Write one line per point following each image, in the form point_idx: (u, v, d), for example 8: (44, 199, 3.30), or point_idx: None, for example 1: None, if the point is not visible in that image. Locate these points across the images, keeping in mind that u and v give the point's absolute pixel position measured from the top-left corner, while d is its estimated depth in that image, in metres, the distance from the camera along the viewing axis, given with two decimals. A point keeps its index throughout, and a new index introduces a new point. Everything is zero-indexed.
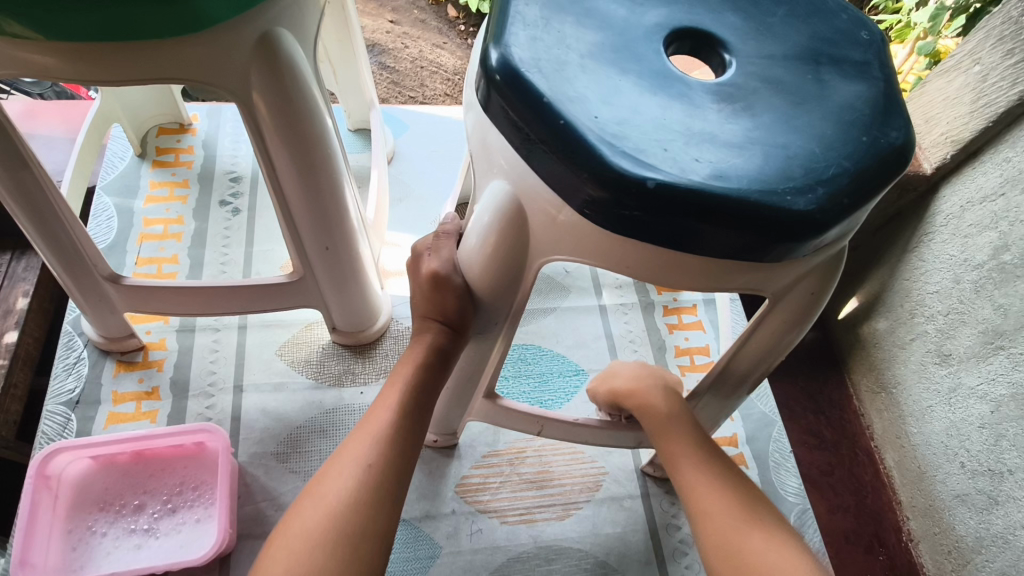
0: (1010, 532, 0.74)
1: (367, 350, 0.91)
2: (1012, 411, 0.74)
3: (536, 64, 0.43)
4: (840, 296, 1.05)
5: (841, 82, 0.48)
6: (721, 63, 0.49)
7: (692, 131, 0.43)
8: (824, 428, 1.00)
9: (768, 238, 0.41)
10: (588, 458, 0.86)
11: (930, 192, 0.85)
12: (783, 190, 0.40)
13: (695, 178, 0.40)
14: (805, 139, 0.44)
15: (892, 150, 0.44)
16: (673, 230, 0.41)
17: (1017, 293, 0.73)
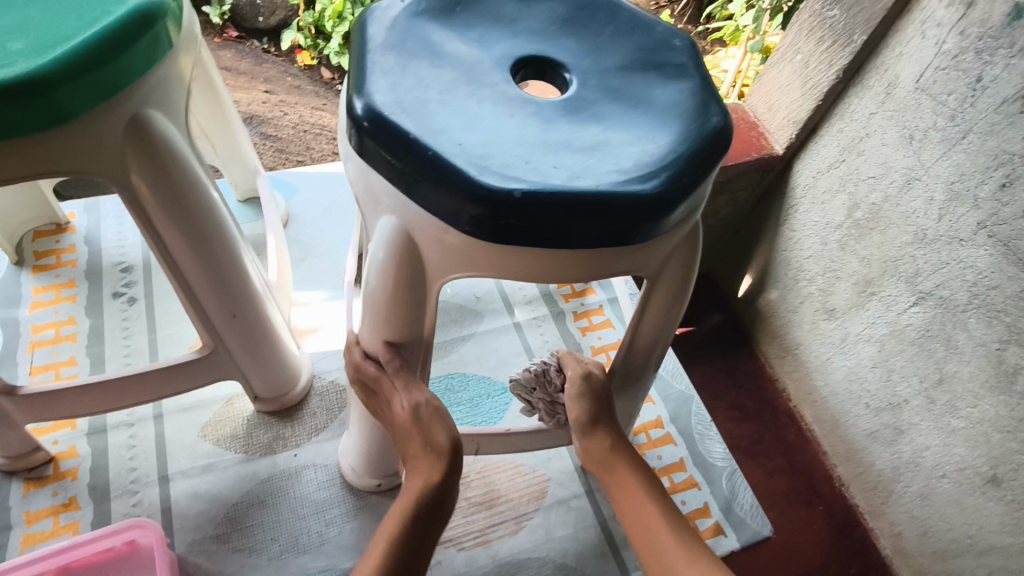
0: (918, 455, 0.83)
1: (293, 413, 0.88)
2: (894, 347, 0.83)
3: (400, 105, 0.46)
4: (735, 274, 1.13)
5: (663, 85, 0.53)
6: (564, 82, 0.53)
7: (547, 143, 0.46)
8: (746, 399, 1.07)
9: (630, 222, 0.45)
10: (530, 468, 0.87)
11: (785, 169, 0.96)
12: (634, 179, 0.45)
13: (555, 183, 0.43)
14: (646, 135, 0.48)
15: (719, 129, 0.49)
16: (547, 231, 0.44)
17: (874, 244, 0.83)
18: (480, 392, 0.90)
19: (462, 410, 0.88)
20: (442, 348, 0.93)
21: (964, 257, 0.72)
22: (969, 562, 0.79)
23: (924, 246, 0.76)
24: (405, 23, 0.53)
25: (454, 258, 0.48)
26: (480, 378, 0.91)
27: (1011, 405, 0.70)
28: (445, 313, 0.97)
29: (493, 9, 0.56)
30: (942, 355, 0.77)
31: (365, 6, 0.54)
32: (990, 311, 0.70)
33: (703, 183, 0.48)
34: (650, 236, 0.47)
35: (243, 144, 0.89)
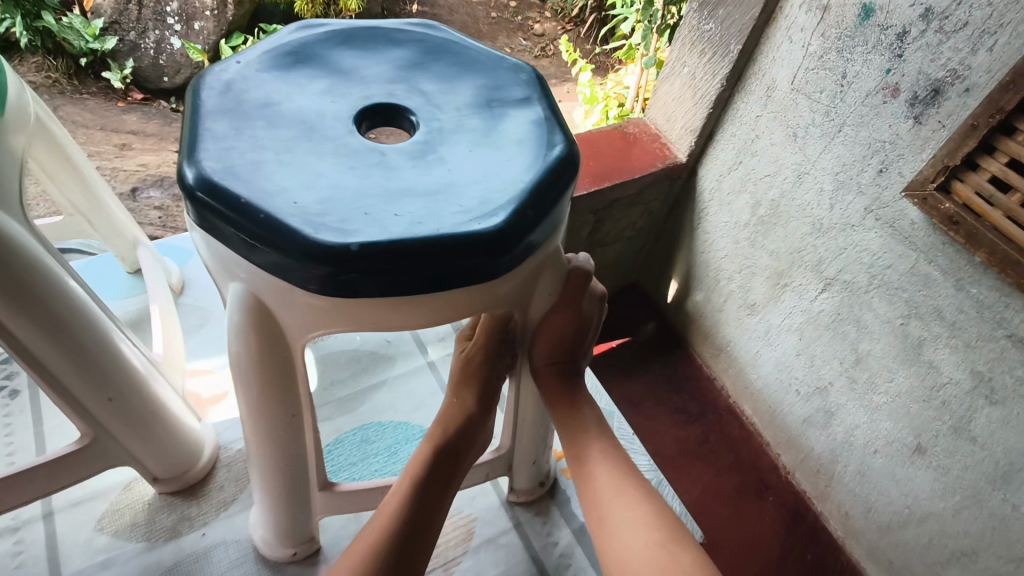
0: (850, 434, 0.86)
1: (200, 490, 0.77)
2: (813, 333, 0.87)
3: (233, 171, 0.40)
4: (662, 280, 1.16)
5: (513, 116, 0.49)
6: (411, 125, 0.49)
7: (392, 191, 0.41)
8: (688, 401, 1.09)
9: (485, 260, 0.40)
10: (452, 510, 0.78)
11: (691, 177, 1.00)
12: (481, 215, 0.40)
13: (395, 233, 0.38)
14: (497, 170, 0.44)
15: (561, 154, 0.45)
16: (397, 281, 0.39)
17: (780, 238, 0.87)
18: (396, 438, 0.85)
19: (378, 460, 0.83)
20: (356, 398, 0.89)
21: (859, 241, 0.76)
22: (911, 531, 0.82)
23: (823, 235, 0.80)
24: (241, 85, 0.48)
25: (315, 315, 0.43)
26: (397, 424, 0.86)
27: (923, 375, 0.74)
28: (356, 361, 0.93)
29: (336, 62, 0.52)
30: (854, 336, 0.81)
31: (198, 71, 0.48)
32: (890, 289, 0.75)
33: (557, 208, 0.44)
34: (511, 268, 0.43)
35: (118, 214, 0.86)
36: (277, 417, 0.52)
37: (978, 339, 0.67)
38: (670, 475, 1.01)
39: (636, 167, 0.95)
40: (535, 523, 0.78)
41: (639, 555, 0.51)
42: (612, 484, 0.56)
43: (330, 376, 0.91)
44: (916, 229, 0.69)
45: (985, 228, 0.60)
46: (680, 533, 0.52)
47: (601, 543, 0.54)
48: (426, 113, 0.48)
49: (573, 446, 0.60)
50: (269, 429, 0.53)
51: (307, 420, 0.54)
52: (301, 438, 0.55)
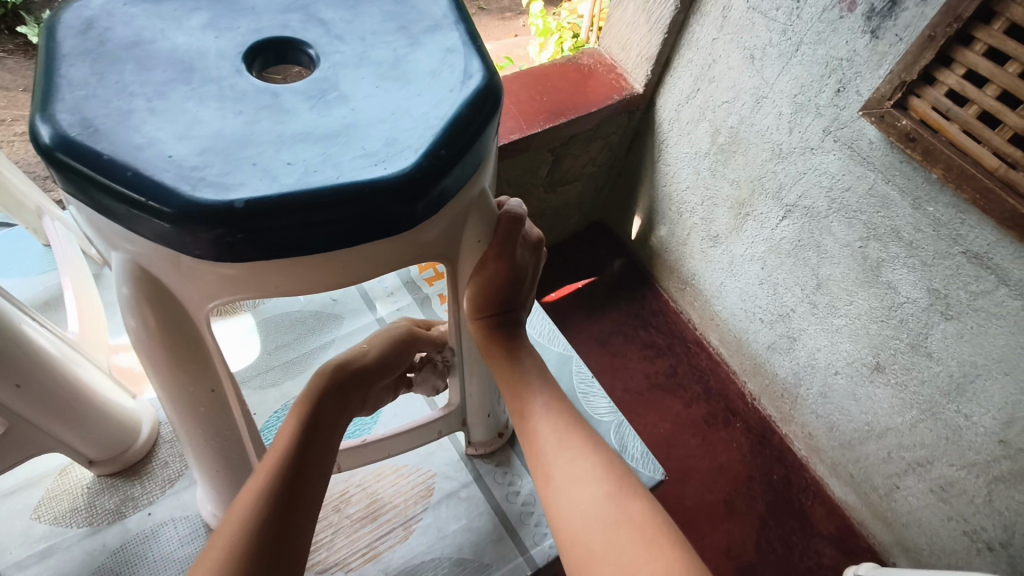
0: (812, 357, 0.87)
1: (140, 469, 0.75)
2: (775, 261, 0.87)
3: (90, 124, 0.36)
4: (625, 216, 1.15)
5: (422, 46, 0.44)
6: (309, 60, 0.44)
7: (283, 136, 0.38)
8: (656, 336, 1.10)
9: (392, 209, 0.37)
10: (411, 468, 0.79)
11: (650, 107, 0.96)
12: (386, 161, 0.37)
13: (285, 185, 0.35)
14: (405, 106, 0.40)
15: (481, 84, 0.42)
16: (294, 239, 0.36)
17: (740, 165, 0.85)
18: None
19: None
20: (304, 361, 0.86)
21: (818, 164, 0.75)
22: (871, 446, 0.85)
23: (783, 160, 0.78)
24: (104, 23, 0.43)
25: (218, 283, 0.40)
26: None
27: (881, 296, 0.75)
28: (301, 323, 0.91)
29: None
30: (815, 262, 0.81)
31: (52, 9, 0.44)
32: (848, 212, 0.74)
33: (477, 147, 0.41)
34: (426, 217, 0.40)
35: (18, 184, 0.80)
36: (194, 393, 0.49)
37: (933, 258, 0.67)
38: (640, 410, 1.02)
39: (587, 102, 0.91)
40: (495, 473, 0.79)
41: (589, 508, 0.49)
42: (557, 438, 0.54)
43: (275, 340, 0.89)
44: (874, 148, 0.68)
45: (942, 143, 0.59)
46: (629, 481, 0.51)
47: (550, 497, 0.52)
48: (324, 45, 0.44)
49: (515, 399, 0.58)
50: (187, 404, 0.50)
51: (229, 393, 0.52)
52: (225, 412, 0.53)
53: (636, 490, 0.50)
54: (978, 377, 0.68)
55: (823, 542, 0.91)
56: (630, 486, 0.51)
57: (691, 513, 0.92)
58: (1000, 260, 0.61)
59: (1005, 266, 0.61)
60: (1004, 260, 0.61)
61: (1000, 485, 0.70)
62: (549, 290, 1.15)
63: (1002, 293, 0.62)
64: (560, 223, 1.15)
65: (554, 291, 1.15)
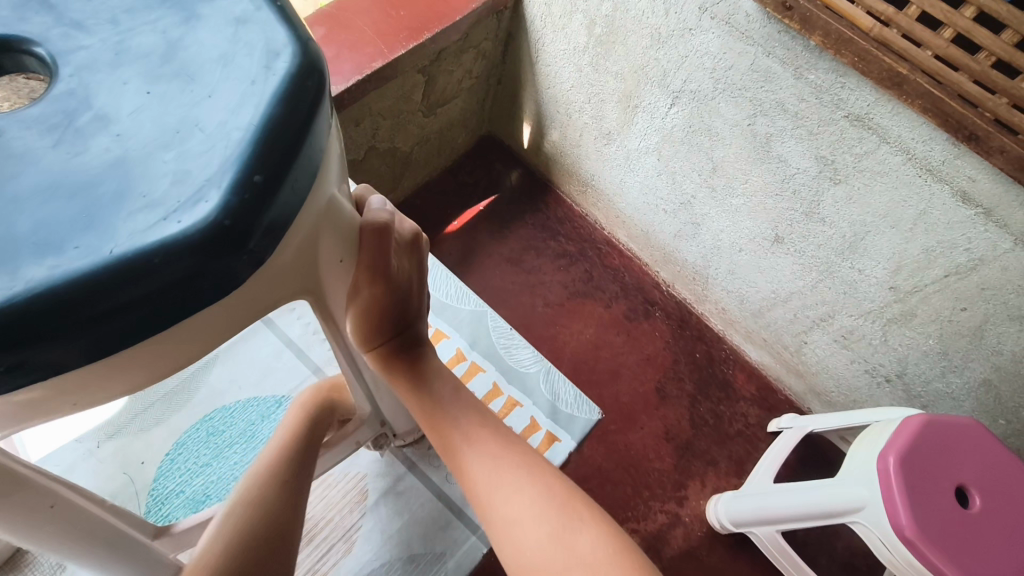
0: (717, 239, 0.89)
1: (17, 560, 0.71)
2: (669, 150, 0.85)
3: None
4: (514, 124, 1.08)
5: (202, 20, 0.32)
6: (41, 63, 0.31)
7: (12, 201, 0.27)
8: (567, 245, 1.08)
9: (209, 270, 0.28)
10: (339, 475, 0.77)
11: (517, 5, 0.89)
12: (177, 210, 0.27)
13: (33, 282, 0.25)
14: (192, 116, 0.29)
15: (291, 67, 0.31)
16: (73, 346, 0.26)
17: (620, 57, 0.80)
18: (251, 419, 0.80)
19: (238, 448, 0.78)
20: (189, 384, 0.82)
21: (697, 46, 0.71)
22: (779, 310, 0.89)
23: (663, 45, 0.75)
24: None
25: (10, 416, 0.30)
26: (243, 403, 0.81)
27: (774, 171, 0.75)
28: None
29: None
30: (708, 145, 0.80)
31: None
32: (733, 92, 0.72)
33: (302, 156, 0.31)
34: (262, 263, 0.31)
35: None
36: (30, 517, 0.38)
37: (819, 125, 0.67)
38: (564, 321, 1.02)
39: (448, 10, 0.81)
40: (430, 457, 0.79)
41: (535, 553, 0.47)
42: (492, 477, 0.51)
43: None
44: (751, 21, 0.65)
45: (818, 9, 0.58)
46: (573, 510, 0.49)
47: (497, 541, 0.50)
48: (57, 39, 0.31)
49: (437, 434, 0.54)
50: (20, 533, 0.38)
51: (69, 493, 0.41)
52: (79, 516, 0.42)
53: (581, 521, 0.48)
54: (868, 233, 0.71)
55: (747, 405, 0.98)
56: (574, 518, 0.48)
57: (628, 409, 0.95)
58: (880, 118, 0.62)
59: (885, 124, 0.62)
60: (883, 119, 0.62)
61: (893, 325, 0.76)
62: (450, 220, 1.08)
63: (884, 151, 0.64)
64: (447, 145, 1.07)
65: (456, 219, 1.08)
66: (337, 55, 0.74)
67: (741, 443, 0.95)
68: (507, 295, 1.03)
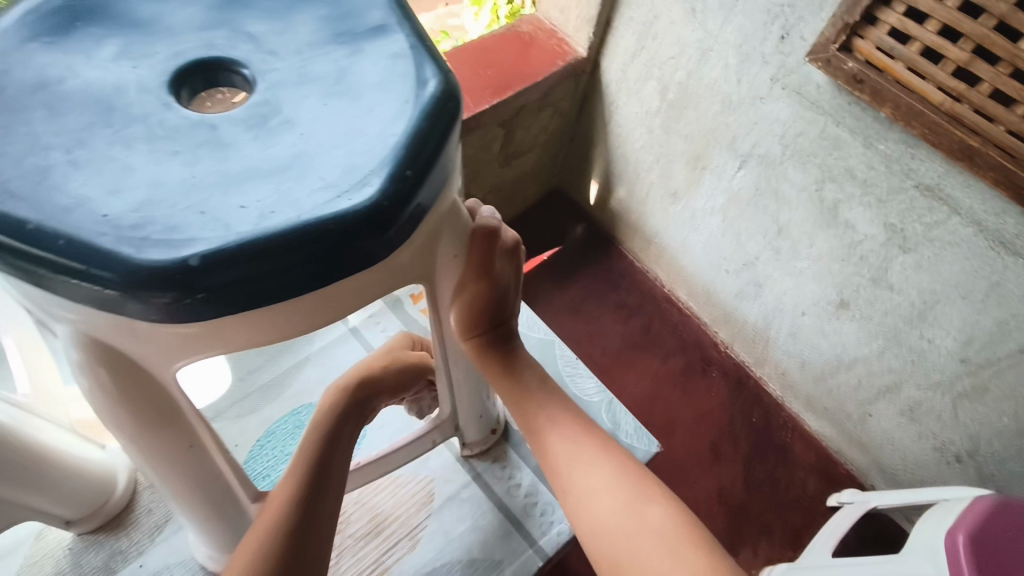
0: (780, 301, 0.89)
1: (123, 517, 0.72)
2: (735, 212, 0.87)
3: (9, 189, 0.33)
4: (582, 179, 1.13)
5: (367, 54, 0.41)
6: (243, 80, 0.41)
7: (229, 175, 0.35)
8: (627, 297, 1.10)
9: (364, 240, 0.35)
10: (407, 477, 0.79)
11: (595, 70, 0.95)
12: (343, 192, 0.35)
13: (244, 232, 0.33)
14: (359, 123, 0.38)
15: (437, 90, 0.39)
16: (258, 287, 0.34)
17: (692, 121, 0.84)
18: None
19: None
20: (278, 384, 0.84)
21: (768, 113, 0.75)
22: (843, 378, 0.88)
23: (733, 111, 0.78)
24: (6, 68, 0.39)
25: (181, 343, 0.38)
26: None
27: (840, 236, 0.76)
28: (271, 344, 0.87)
29: (132, 13, 0.43)
30: (775, 208, 0.82)
31: None
32: (802, 157, 0.75)
33: (440, 160, 0.39)
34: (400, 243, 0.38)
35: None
36: (171, 450, 0.47)
37: (888, 193, 0.68)
38: (619, 371, 1.03)
39: (532, 72, 0.88)
40: (493, 469, 0.80)
41: (610, 520, 0.50)
42: (570, 453, 0.54)
43: (246, 365, 0.85)
44: (822, 92, 0.68)
45: (888, 83, 0.59)
46: (647, 484, 0.52)
47: (572, 509, 0.53)
48: (258, 63, 0.41)
49: (523, 417, 0.57)
50: (166, 462, 0.48)
51: (210, 444, 0.50)
52: (207, 461, 0.51)
53: (653, 493, 0.52)
54: (938, 304, 0.70)
55: (806, 474, 0.95)
56: (647, 490, 0.52)
57: (680, 465, 0.94)
58: (951, 190, 0.63)
59: (957, 195, 0.63)
60: (955, 190, 0.63)
61: (965, 401, 0.74)
62: None
63: (955, 222, 0.64)
64: (517, 196, 1.13)
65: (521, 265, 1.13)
66: None
67: (798, 513, 0.92)
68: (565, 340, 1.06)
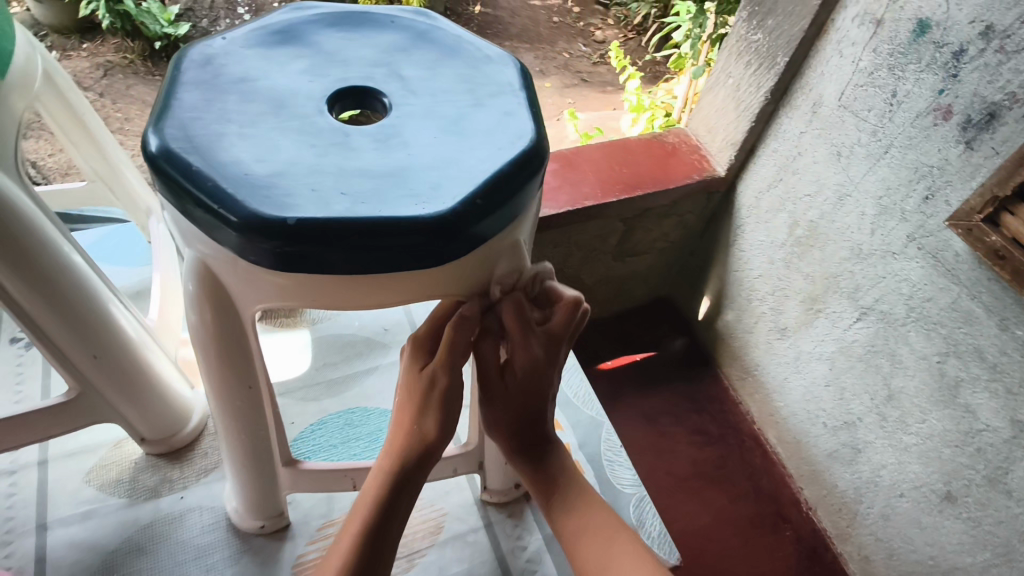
0: (876, 474, 0.81)
1: (185, 453, 0.70)
2: (844, 364, 0.82)
3: (189, 140, 0.36)
4: (693, 296, 1.12)
5: (489, 109, 0.41)
6: (382, 108, 0.42)
7: (345, 169, 0.36)
8: (709, 423, 1.06)
9: (428, 247, 0.35)
10: (425, 502, 0.69)
11: (730, 191, 0.96)
12: (422, 200, 0.35)
13: (336, 210, 0.33)
14: (465, 157, 0.38)
15: (526, 145, 0.39)
16: (334, 259, 0.34)
17: (816, 261, 0.83)
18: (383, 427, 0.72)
19: (359, 446, 0.70)
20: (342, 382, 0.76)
21: (898, 270, 0.72)
22: None
23: (862, 261, 0.76)
24: (222, 59, 0.42)
25: (271, 294, 0.38)
26: (384, 412, 0.74)
27: (957, 419, 0.69)
28: (350, 346, 0.80)
29: (320, 43, 0.45)
30: (888, 371, 0.76)
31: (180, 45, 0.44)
32: (927, 323, 0.70)
33: (512, 204, 0.38)
34: (468, 252, 0.37)
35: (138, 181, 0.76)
36: (231, 387, 0.46)
37: (1020, 385, 0.62)
38: (680, 496, 0.98)
39: (668, 179, 0.92)
40: (505, 524, 0.68)
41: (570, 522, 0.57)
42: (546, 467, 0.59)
43: (323, 357, 0.79)
44: (960, 261, 0.64)
45: None
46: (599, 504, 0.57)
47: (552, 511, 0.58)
48: (399, 95, 0.42)
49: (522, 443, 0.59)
50: (221, 400, 0.47)
51: (264, 396, 0.49)
52: (256, 417, 0.50)
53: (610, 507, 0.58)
54: None
55: None
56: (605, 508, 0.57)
57: None
58: None
59: None
60: None
61: None
62: (604, 358, 1.16)
63: None
64: (625, 294, 1.14)
65: (609, 359, 1.16)
66: (560, 187, 0.90)
67: None
68: (633, 448, 1.04)
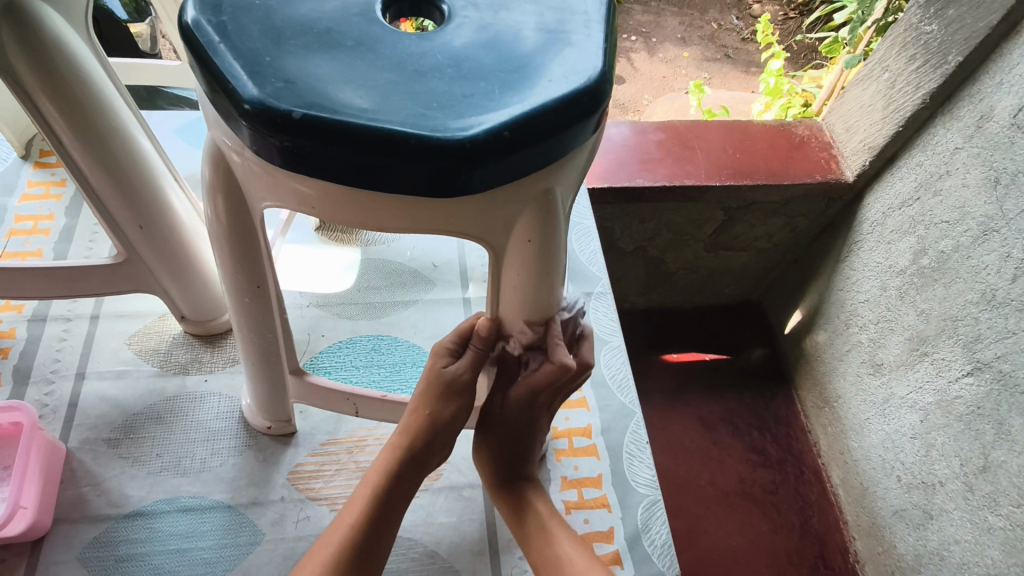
0: (945, 548, 0.71)
1: (217, 341, 0.72)
2: (939, 419, 0.72)
3: (223, 19, 0.35)
4: (785, 307, 1.03)
5: (548, 35, 0.37)
6: (440, 17, 0.39)
7: (371, 75, 0.34)
8: (769, 444, 0.99)
9: (444, 173, 0.32)
10: None
11: (856, 201, 0.86)
12: (445, 121, 0.32)
13: (352, 115, 0.32)
14: (506, 82, 0.34)
15: (582, 81, 0.34)
16: (347, 167, 0.33)
17: (936, 297, 0.72)
18: (405, 358, 0.71)
19: (376, 374, 0.70)
20: (379, 308, 0.75)
21: None
22: None
23: (992, 309, 0.65)
24: None
25: (285, 194, 0.37)
26: (412, 345, 0.73)
27: None
28: (396, 275, 0.79)
29: None
30: (990, 439, 0.66)
31: None
32: None
33: (549, 144, 0.34)
34: (494, 187, 0.34)
35: None
36: (240, 283, 0.47)
37: None
38: (717, 511, 0.93)
39: (784, 173, 0.83)
40: None
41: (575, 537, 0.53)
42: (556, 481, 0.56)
43: (371, 279, 0.78)
44: None
45: None
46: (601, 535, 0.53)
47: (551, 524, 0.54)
48: (458, 6, 0.39)
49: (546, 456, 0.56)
50: (233, 291, 0.48)
51: (274, 298, 0.49)
52: (265, 314, 0.50)
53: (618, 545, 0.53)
54: None
55: None
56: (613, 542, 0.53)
57: None
58: None
59: None
60: None
61: None
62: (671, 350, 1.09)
63: None
64: (710, 289, 1.07)
65: (677, 352, 1.09)
66: (661, 159, 0.85)
67: None
68: (678, 449, 0.99)
